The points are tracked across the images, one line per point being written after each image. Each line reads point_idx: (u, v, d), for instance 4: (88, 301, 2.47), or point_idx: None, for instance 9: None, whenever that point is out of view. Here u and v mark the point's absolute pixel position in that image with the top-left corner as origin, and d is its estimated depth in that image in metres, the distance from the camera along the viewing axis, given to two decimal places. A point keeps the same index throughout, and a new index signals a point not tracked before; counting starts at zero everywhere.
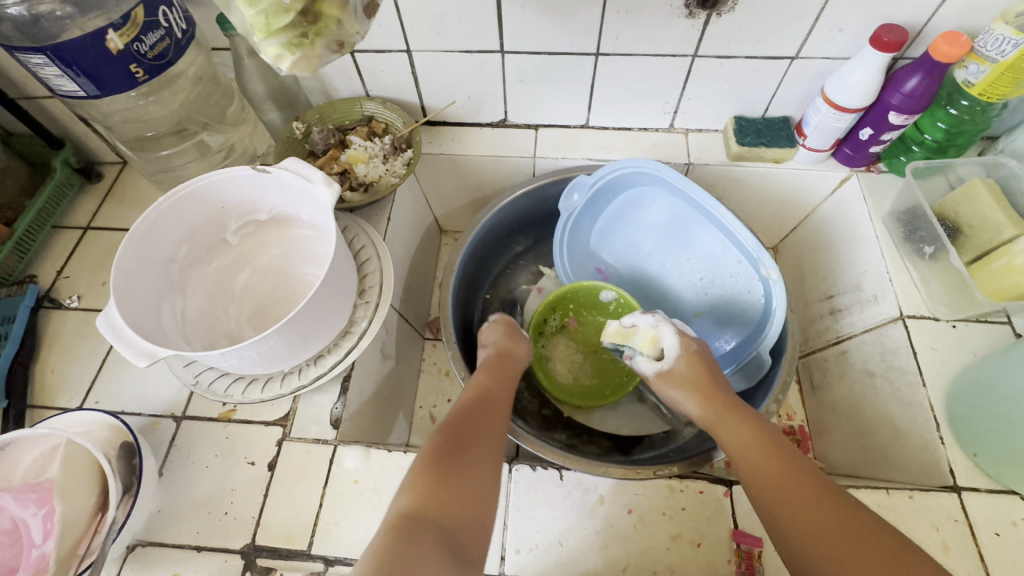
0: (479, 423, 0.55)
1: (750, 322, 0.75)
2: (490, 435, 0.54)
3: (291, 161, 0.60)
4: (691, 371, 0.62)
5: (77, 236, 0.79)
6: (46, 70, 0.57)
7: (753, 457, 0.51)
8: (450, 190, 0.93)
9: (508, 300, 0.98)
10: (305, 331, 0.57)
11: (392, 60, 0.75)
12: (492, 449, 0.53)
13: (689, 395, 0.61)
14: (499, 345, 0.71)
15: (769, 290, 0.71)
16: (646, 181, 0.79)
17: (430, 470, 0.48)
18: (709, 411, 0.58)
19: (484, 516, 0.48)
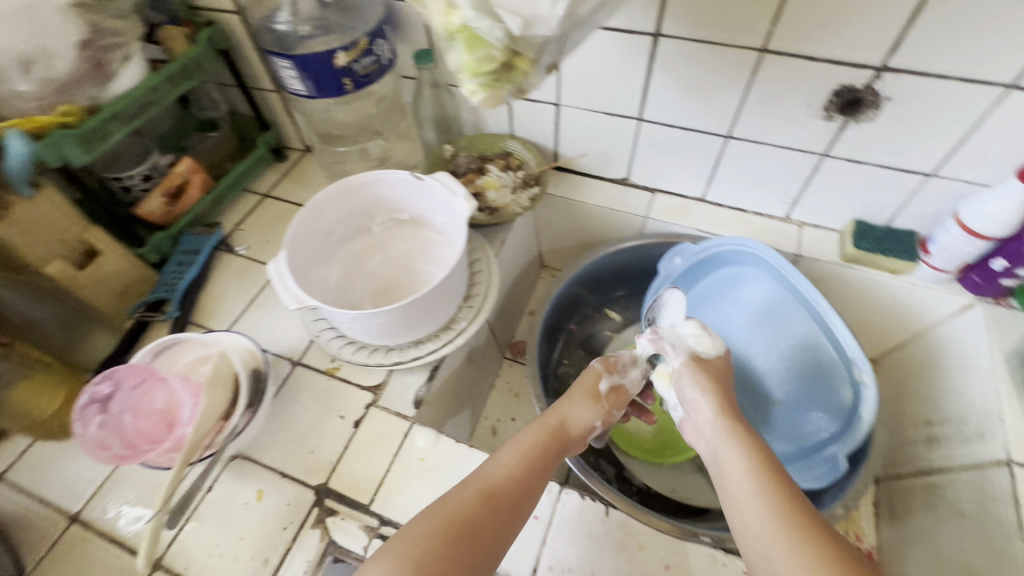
0: (485, 504, 0.51)
1: (834, 421, 0.73)
2: (490, 534, 0.49)
3: (442, 174, 0.71)
4: (713, 383, 0.60)
5: (257, 200, 0.97)
6: (287, 71, 0.74)
7: (755, 538, 0.44)
8: (560, 230, 1.01)
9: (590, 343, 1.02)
10: (418, 315, 0.65)
11: (542, 110, 0.86)
12: (489, 547, 0.49)
13: (729, 447, 0.53)
14: (558, 419, 0.62)
15: (858, 396, 0.71)
16: (749, 258, 0.82)
17: (416, 537, 0.46)
18: (733, 463, 0.51)
19: None
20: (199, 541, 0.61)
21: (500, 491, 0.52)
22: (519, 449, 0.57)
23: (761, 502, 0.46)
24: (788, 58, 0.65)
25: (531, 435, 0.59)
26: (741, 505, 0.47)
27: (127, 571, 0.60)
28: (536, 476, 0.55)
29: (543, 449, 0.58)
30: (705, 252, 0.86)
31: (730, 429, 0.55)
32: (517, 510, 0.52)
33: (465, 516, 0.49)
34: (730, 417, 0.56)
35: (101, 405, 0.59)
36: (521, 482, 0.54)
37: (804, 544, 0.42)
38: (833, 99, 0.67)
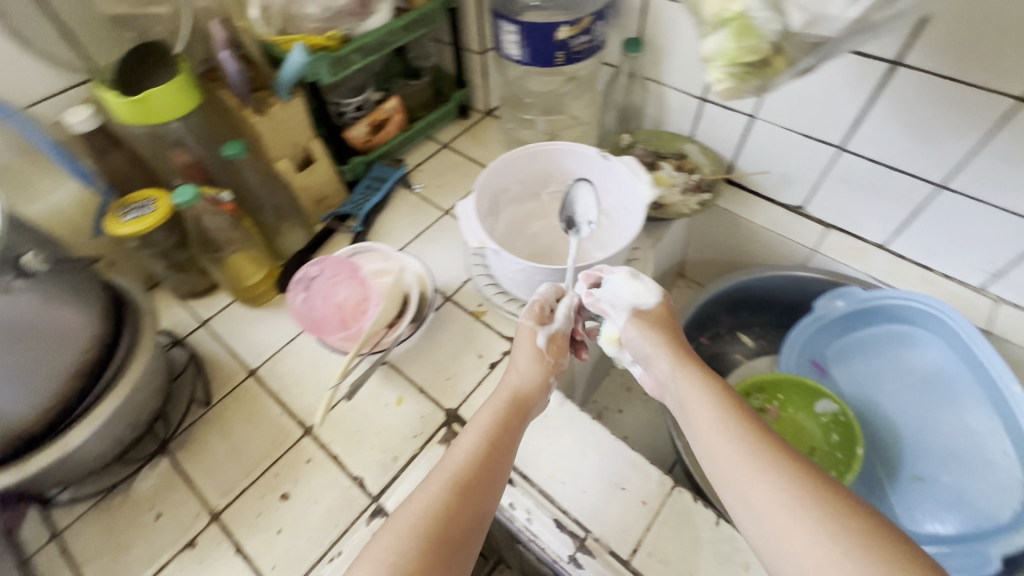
0: (459, 495, 0.48)
1: (990, 517, 0.67)
2: (469, 516, 0.48)
3: (629, 158, 0.73)
4: (667, 339, 0.56)
5: (436, 148, 1.06)
6: (509, 36, 0.80)
7: (746, 493, 0.44)
8: (713, 242, 0.99)
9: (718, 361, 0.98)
10: (579, 281, 0.69)
11: (733, 119, 0.85)
12: (472, 531, 0.47)
13: (698, 396, 0.51)
14: (511, 389, 0.58)
15: None
16: (941, 330, 0.77)
17: (404, 540, 0.45)
18: (706, 413, 0.49)
19: None
20: (346, 423, 0.69)
21: (465, 476, 0.49)
22: (478, 430, 0.54)
23: (751, 460, 0.45)
24: None
25: (489, 416, 0.55)
26: (723, 463, 0.46)
27: (285, 429, 0.69)
28: (496, 457, 0.52)
29: (503, 433, 0.54)
30: (875, 302, 0.81)
31: (684, 365, 0.54)
32: (490, 489, 0.50)
33: (442, 512, 0.47)
34: (682, 352, 0.55)
35: (305, 284, 0.70)
36: (487, 460, 0.51)
37: (794, 500, 0.41)
38: None
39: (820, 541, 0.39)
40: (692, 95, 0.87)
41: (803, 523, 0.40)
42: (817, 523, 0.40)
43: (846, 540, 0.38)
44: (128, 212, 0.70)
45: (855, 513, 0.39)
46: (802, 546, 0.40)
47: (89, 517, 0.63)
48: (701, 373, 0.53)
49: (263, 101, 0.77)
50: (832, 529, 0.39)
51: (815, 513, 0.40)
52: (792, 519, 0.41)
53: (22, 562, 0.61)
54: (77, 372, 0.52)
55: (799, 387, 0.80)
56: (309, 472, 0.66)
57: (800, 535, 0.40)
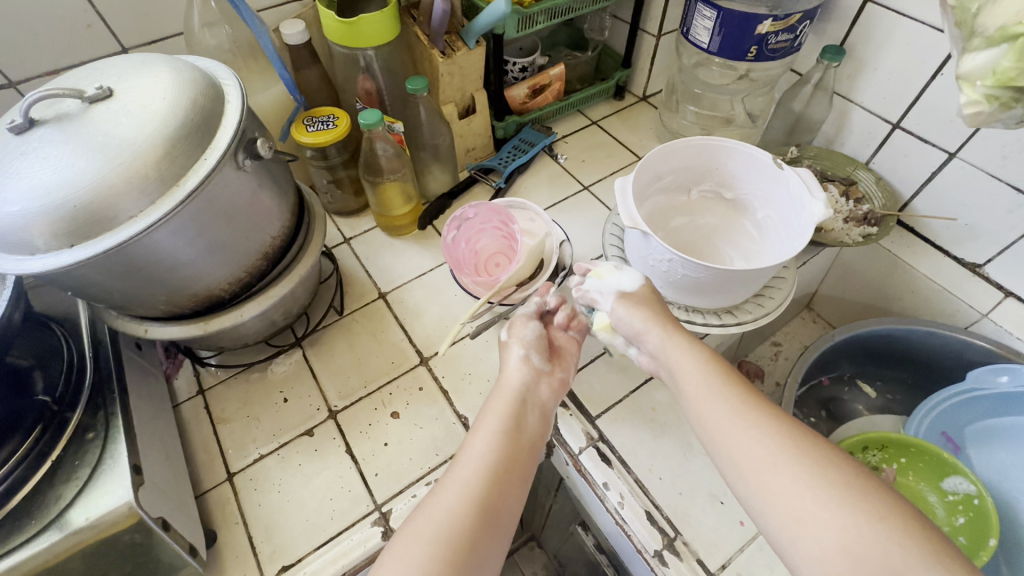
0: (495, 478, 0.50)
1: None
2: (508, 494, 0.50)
3: (806, 172, 0.69)
4: (654, 312, 0.58)
5: (584, 124, 1.05)
6: (703, 22, 0.78)
7: (743, 459, 0.46)
8: (858, 280, 0.92)
9: (833, 410, 0.91)
10: (722, 287, 0.67)
11: (927, 153, 0.77)
12: (500, 533, 0.47)
13: (688, 356, 0.54)
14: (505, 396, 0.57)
15: None
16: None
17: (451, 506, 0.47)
18: (699, 377, 0.52)
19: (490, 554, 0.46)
20: (457, 363, 0.72)
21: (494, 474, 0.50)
22: (488, 436, 0.53)
23: (748, 427, 0.47)
24: None
25: (495, 425, 0.54)
26: (713, 431, 0.49)
27: (404, 354, 0.73)
28: (506, 476, 0.50)
29: (511, 440, 0.53)
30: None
31: (675, 336, 0.56)
32: (507, 495, 0.49)
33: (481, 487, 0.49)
34: (672, 320, 0.57)
35: (457, 222, 0.75)
36: (505, 464, 0.51)
37: (779, 459, 0.44)
38: None
39: (803, 494, 0.42)
40: (884, 118, 0.80)
41: (789, 478, 0.43)
42: (800, 473, 0.43)
43: (827, 490, 0.41)
44: (312, 124, 0.75)
45: (832, 459, 0.43)
46: (790, 501, 0.42)
47: (230, 383, 0.71)
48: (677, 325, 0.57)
49: (450, 44, 0.80)
50: (813, 480, 0.42)
51: (801, 468, 0.43)
52: (780, 476, 0.43)
53: (174, 405, 0.69)
54: (264, 255, 0.58)
55: (932, 456, 0.72)
56: (419, 400, 0.69)
57: (786, 488, 0.43)
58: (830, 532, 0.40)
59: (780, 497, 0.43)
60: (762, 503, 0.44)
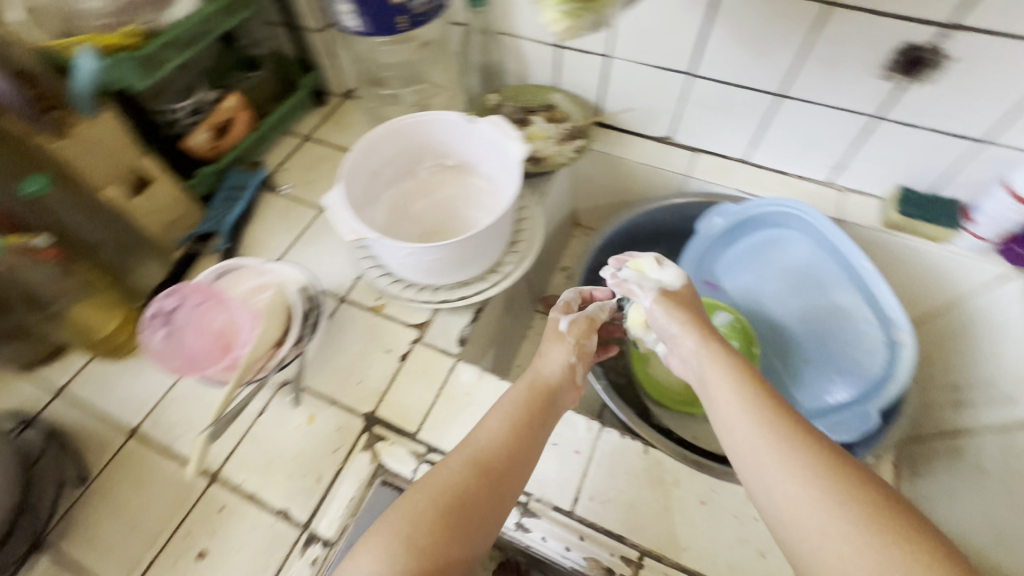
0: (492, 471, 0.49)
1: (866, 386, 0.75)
2: (494, 486, 0.49)
3: (496, 118, 0.71)
4: (692, 318, 0.58)
5: (297, 142, 0.97)
6: (342, 6, 0.73)
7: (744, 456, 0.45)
8: (598, 186, 1.01)
9: None
10: (468, 254, 0.68)
11: (591, 61, 0.86)
12: (486, 525, 0.47)
13: (721, 385, 0.50)
14: (532, 377, 0.59)
15: (895, 355, 0.73)
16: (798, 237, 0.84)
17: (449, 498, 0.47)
18: (739, 394, 0.49)
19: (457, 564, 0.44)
20: (253, 458, 0.63)
21: (492, 460, 0.50)
22: (504, 413, 0.55)
23: (751, 419, 0.47)
24: (854, 14, 0.65)
25: (518, 399, 0.56)
26: (731, 433, 0.48)
27: (187, 482, 0.62)
28: (515, 454, 0.51)
29: (524, 418, 0.54)
30: (744, 212, 0.86)
31: (712, 347, 0.54)
32: (510, 474, 0.50)
33: (478, 478, 0.49)
34: (704, 329, 0.56)
35: (165, 318, 0.63)
36: (513, 449, 0.52)
37: (785, 449, 0.44)
38: (895, 58, 0.67)
39: (807, 491, 0.41)
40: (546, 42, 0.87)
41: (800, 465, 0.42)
42: (805, 465, 0.42)
43: (838, 495, 0.40)
44: None
45: (852, 474, 0.41)
46: (798, 497, 0.41)
47: None
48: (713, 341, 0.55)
49: (59, 121, 0.64)
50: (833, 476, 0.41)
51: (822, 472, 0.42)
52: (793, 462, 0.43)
53: None
54: None
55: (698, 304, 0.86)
56: (226, 521, 0.60)
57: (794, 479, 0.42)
58: (841, 539, 0.38)
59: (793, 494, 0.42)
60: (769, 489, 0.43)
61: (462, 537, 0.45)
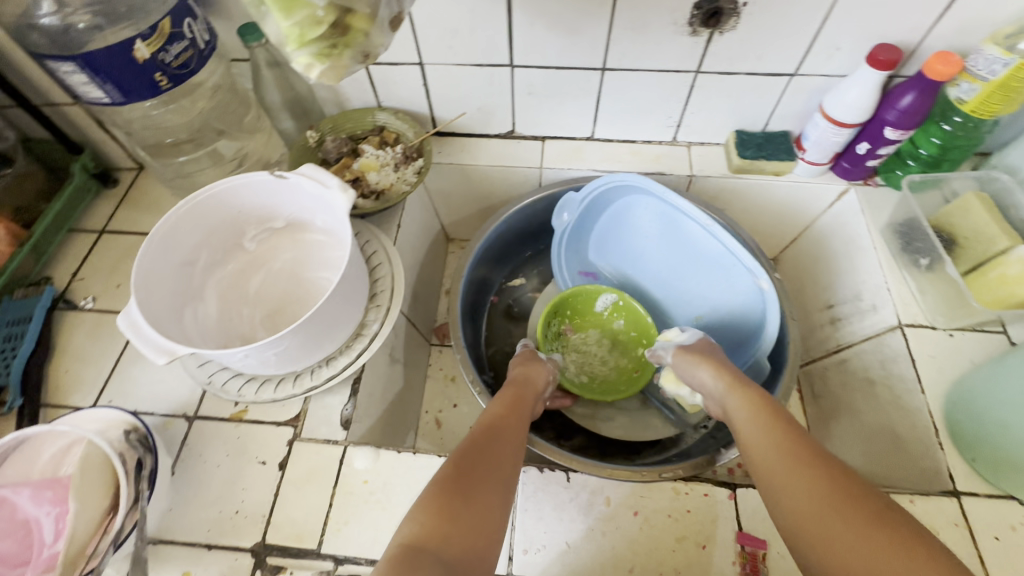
0: (501, 445, 0.56)
1: (748, 332, 0.79)
2: (507, 458, 0.55)
3: (307, 167, 0.62)
4: (708, 356, 0.66)
5: (92, 240, 0.81)
6: (74, 77, 0.58)
7: (794, 497, 0.46)
8: (458, 198, 0.94)
9: (515, 306, 0.98)
10: (320, 331, 0.59)
11: (405, 72, 0.79)
12: (506, 478, 0.53)
13: (755, 422, 0.55)
14: (524, 369, 0.72)
15: (763, 298, 0.75)
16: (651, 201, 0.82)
17: (464, 456, 0.53)
18: (765, 435, 0.52)
19: (487, 530, 0.47)
20: None
21: (497, 428, 0.58)
22: (498, 400, 0.65)
23: (783, 457, 0.49)
24: None
25: (506, 394, 0.66)
26: (763, 463, 0.51)
27: None
28: (515, 429, 0.59)
29: (515, 401, 0.64)
30: (588, 198, 0.84)
31: (743, 390, 0.59)
32: (513, 440, 0.58)
33: (494, 449, 0.55)
34: (722, 372, 0.62)
35: None
36: (509, 423, 0.60)
37: (801, 480, 0.46)
38: (695, 12, 0.67)
39: (833, 525, 0.42)
40: None
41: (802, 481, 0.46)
42: (828, 499, 0.44)
43: (856, 520, 0.41)
44: None
45: (854, 496, 0.43)
46: (808, 510, 0.44)
47: None
48: (744, 385, 0.60)
49: None
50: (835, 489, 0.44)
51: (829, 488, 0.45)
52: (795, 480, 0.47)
53: None
54: None
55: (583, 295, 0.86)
56: None
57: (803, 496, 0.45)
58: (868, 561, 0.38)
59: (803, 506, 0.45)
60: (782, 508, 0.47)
61: (485, 479, 0.51)
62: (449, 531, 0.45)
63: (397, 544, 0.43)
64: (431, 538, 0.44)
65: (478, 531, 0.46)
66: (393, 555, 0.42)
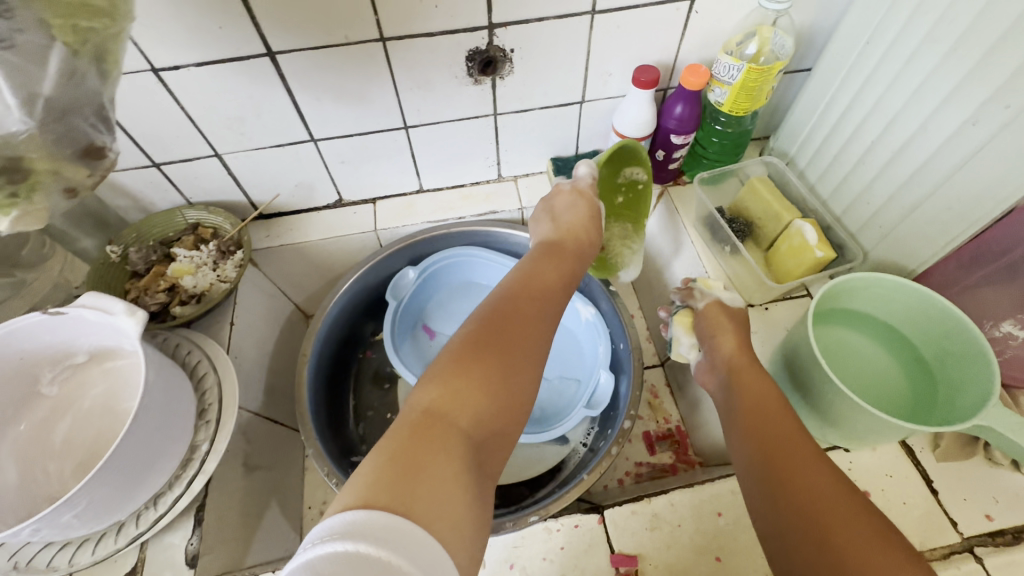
0: (532, 312, 0.54)
1: (591, 362, 0.85)
2: (540, 331, 0.53)
3: (88, 296, 0.56)
4: (731, 327, 0.64)
5: None
6: None
7: (795, 504, 0.44)
8: (301, 276, 0.91)
9: (382, 373, 0.94)
10: (131, 474, 0.53)
11: (203, 166, 0.75)
12: (538, 349, 0.52)
13: (756, 404, 0.54)
14: (569, 228, 0.69)
15: (592, 325, 0.86)
16: (488, 275, 0.93)
17: (492, 323, 0.50)
18: (772, 426, 0.51)
19: (516, 397, 0.47)
20: None
21: (538, 297, 0.56)
22: (541, 263, 0.62)
23: (786, 462, 0.47)
24: (408, 40, 0.65)
25: (546, 254, 0.64)
26: (764, 443, 0.50)
27: None
28: (551, 295, 0.58)
29: (556, 259, 0.64)
30: (430, 266, 0.90)
31: (743, 369, 0.59)
32: (542, 311, 0.55)
33: (524, 317, 0.53)
34: (740, 351, 0.61)
35: None
36: (552, 291, 0.58)
37: (801, 492, 0.45)
38: (471, 63, 0.69)
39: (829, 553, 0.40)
40: (138, 165, 0.73)
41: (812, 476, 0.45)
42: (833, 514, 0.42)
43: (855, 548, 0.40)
44: None
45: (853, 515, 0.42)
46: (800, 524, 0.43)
47: None
48: (753, 366, 0.59)
49: None
50: (838, 492, 0.44)
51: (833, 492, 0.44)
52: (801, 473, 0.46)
53: None
54: None
55: (641, 157, 0.78)
56: None
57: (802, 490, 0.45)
58: None
59: (801, 510, 0.44)
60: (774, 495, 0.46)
61: (516, 356, 0.49)
62: (479, 405, 0.44)
63: (419, 408, 0.42)
64: (460, 412, 0.42)
65: (507, 415, 0.45)
66: (416, 420, 0.41)
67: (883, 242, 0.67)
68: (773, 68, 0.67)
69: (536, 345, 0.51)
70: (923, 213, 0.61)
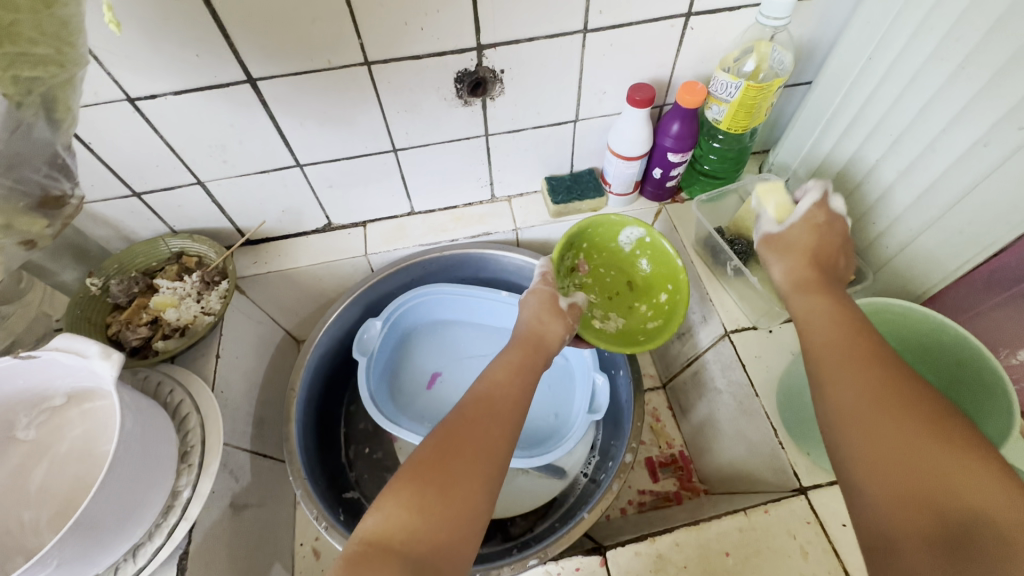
0: (490, 415, 0.50)
1: (580, 370, 0.83)
2: (501, 436, 0.49)
3: (61, 338, 0.53)
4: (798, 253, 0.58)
5: None
6: None
7: (870, 449, 0.41)
8: (290, 301, 0.88)
9: None
10: (106, 529, 0.50)
11: (186, 194, 0.73)
12: (498, 455, 0.47)
13: (819, 330, 0.51)
14: (537, 330, 0.62)
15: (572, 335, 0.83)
16: (457, 313, 0.92)
17: (447, 433, 0.47)
18: (843, 347, 0.48)
19: (465, 513, 0.43)
20: None
21: (497, 397, 0.52)
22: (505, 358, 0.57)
23: (858, 390, 0.44)
24: (394, 63, 0.62)
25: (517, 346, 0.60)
26: (827, 354, 0.48)
27: None
28: (515, 394, 0.53)
29: (528, 351, 0.59)
30: (394, 314, 0.87)
31: (815, 298, 0.54)
32: (506, 422, 0.50)
33: (483, 422, 0.49)
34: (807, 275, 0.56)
35: None
36: (516, 391, 0.53)
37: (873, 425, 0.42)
38: (460, 85, 0.67)
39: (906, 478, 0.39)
40: (118, 195, 0.70)
41: (859, 393, 0.44)
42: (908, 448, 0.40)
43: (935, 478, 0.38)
44: None
45: (933, 445, 0.39)
46: (877, 450, 0.41)
47: None
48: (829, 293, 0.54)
49: None
50: (907, 425, 0.41)
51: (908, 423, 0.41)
52: (854, 375, 0.45)
53: None
54: None
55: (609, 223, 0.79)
56: None
57: (854, 394, 0.44)
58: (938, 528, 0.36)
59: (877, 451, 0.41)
60: (828, 405, 0.46)
61: (478, 464, 0.46)
62: (417, 527, 0.41)
63: (359, 540, 0.41)
64: (397, 537, 0.41)
65: (452, 528, 0.42)
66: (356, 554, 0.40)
67: (891, 261, 0.65)
68: (772, 85, 0.65)
69: (499, 448, 0.48)
70: (933, 235, 0.59)
